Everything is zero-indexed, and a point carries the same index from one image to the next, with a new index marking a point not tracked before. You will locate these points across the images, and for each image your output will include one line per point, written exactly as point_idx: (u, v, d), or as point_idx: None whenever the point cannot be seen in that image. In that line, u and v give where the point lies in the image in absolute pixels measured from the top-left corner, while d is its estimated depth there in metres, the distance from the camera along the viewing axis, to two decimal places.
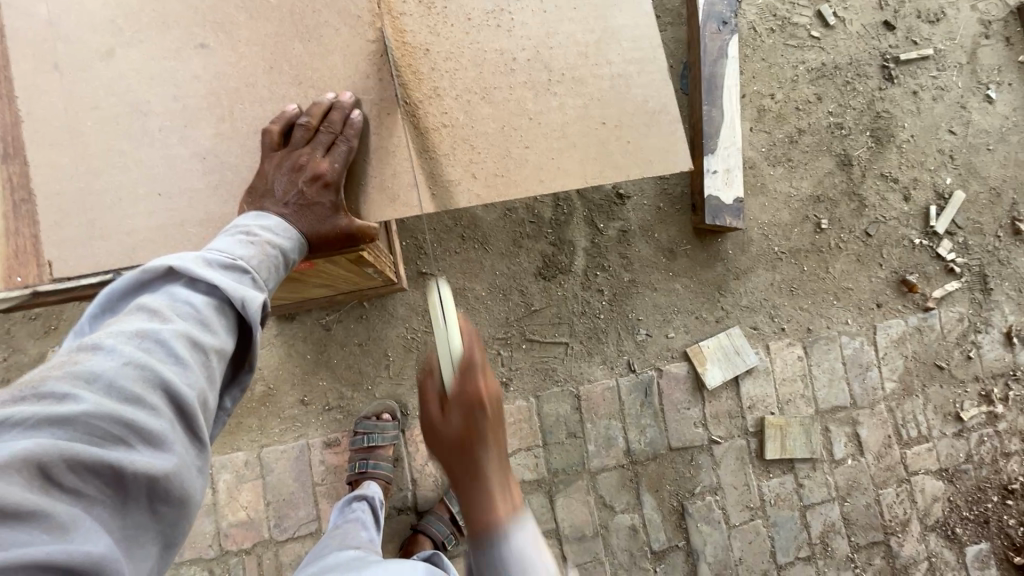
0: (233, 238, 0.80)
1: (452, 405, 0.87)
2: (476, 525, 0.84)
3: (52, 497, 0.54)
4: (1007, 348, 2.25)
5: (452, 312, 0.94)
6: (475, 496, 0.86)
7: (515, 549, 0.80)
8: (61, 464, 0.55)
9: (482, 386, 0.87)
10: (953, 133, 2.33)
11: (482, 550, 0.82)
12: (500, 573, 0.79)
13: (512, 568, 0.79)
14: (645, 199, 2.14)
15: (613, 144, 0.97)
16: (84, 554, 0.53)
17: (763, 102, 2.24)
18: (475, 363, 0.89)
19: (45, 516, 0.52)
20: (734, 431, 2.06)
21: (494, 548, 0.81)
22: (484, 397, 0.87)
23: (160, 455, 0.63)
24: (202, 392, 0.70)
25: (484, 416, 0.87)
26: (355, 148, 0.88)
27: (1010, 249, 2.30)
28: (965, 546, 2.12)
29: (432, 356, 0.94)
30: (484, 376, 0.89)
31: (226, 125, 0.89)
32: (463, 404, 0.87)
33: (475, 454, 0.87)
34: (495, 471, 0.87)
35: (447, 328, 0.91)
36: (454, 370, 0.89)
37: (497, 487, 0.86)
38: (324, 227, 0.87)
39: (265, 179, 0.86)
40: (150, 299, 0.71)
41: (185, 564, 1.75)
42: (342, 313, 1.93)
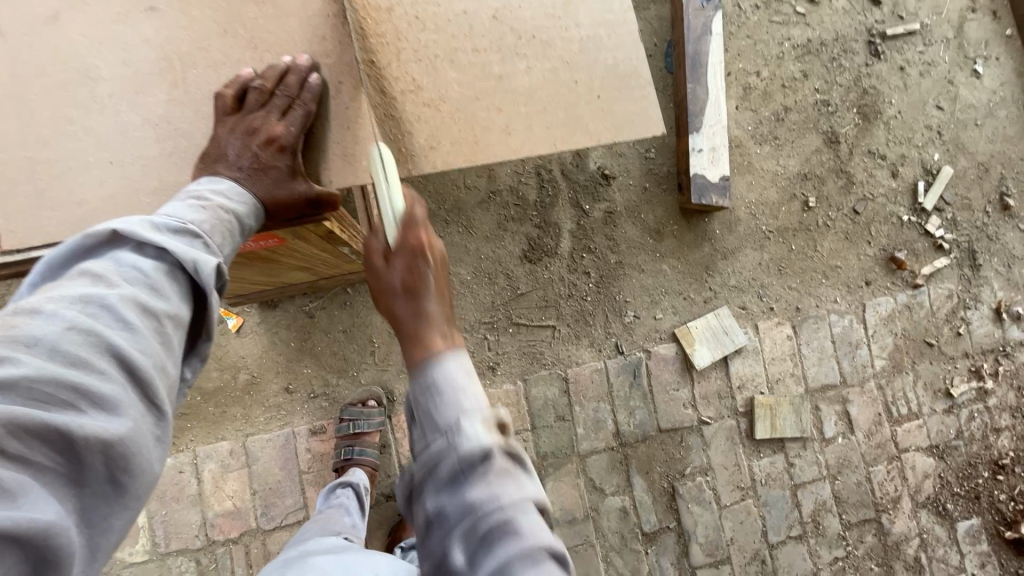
0: (182, 203, 0.78)
1: (394, 253, 0.80)
2: (410, 355, 0.75)
3: None
4: (996, 323, 2.25)
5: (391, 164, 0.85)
6: (410, 331, 0.77)
7: (444, 382, 0.71)
8: (3, 430, 0.53)
9: (423, 237, 0.80)
10: (941, 108, 2.31)
11: (414, 377, 0.73)
12: (432, 400, 0.71)
13: (446, 398, 0.71)
14: (631, 179, 2.11)
15: (583, 108, 0.95)
16: (29, 520, 0.51)
17: (749, 79, 2.22)
18: (416, 217, 0.81)
19: None
20: (723, 412, 2.05)
21: (426, 375, 0.73)
22: (425, 246, 0.80)
23: (114, 419, 0.61)
24: (158, 358, 0.68)
25: (427, 266, 0.79)
26: (312, 112, 0.86)
27: (999, 225, 2.29)
28: (957, 522, 2.13)
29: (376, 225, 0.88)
30: (427, 230, 0.82)
31: (179, 91, 0.87)
32: (405, 253, 0.79)
33: (416, 302, 0.78)
34: (438, 316, 0.78)
35: (387, 181, 0.84)
36: (394, 224, 0.82)
37: (436, 326, 0.77)
38: (280, 192, 0.86)
39: (218, 143, 0.84)
40: (94, 265, 0.69)
41: (171, 555, 1.73)
42: (326, 300, 1.91)
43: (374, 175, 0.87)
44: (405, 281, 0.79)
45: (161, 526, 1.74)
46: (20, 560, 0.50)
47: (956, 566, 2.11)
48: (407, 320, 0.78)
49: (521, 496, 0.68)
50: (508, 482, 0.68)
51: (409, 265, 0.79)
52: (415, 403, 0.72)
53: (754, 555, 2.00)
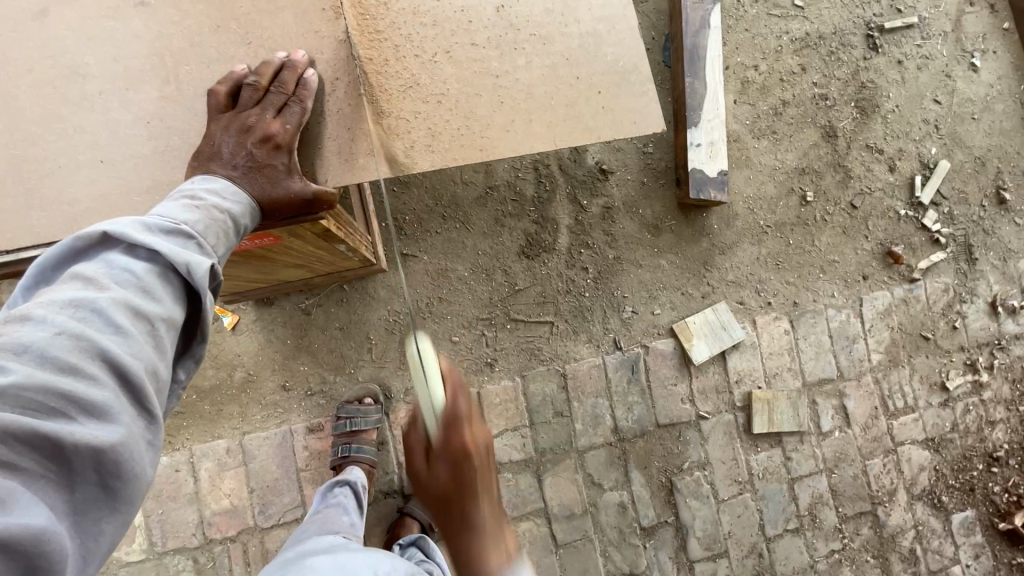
0: (176, 202, 0.76)
1: (440, 459, 0.95)
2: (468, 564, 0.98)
3: None
4: (991, 317, 2.26)
5: (430, 359, 1.01)
6: (466, 540, 0.98)
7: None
8: None
9: (468, 435, 0.95)
10: (938, 102, 2.31)
11: None
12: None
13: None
14: (629, 174, 2.10)
15: (583, 105, 0.94)
16: (19, 526, 0.50)
17: (747, 73, 2.20)
18: (458, 409, 0.96)
19: None
20: (721, 406, 2.06)
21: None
22: (470, 448, 0.95)
23: (104, 426, 0.60)
24: (151, 362, 0.67)
25: (471, 467, 0.95)
26: (308, 110, 0.84)
27: (995, 219, 2.30)
28: (951, 514, 2.14)
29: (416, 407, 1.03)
30: (469, 423, 0.97)
31: (171, 87, 0.85)
32: (450, 458, 0.95)
33: (463, 509, 0.97)
34: (489, 526, 0.99)
35: (429, 384, 0.98)
36: (438, 423, 0.96)
37: (490, 539, 0.98)
38: (277, 191, 0.83)
39: (212, 141, 0.82)
40: (85, 268, 0.67)
41: (168, 554, 1.72)
42: (322, 297, 1.89)
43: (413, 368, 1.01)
44: (451, 480, 0.95)
45: (158, 525, 1.73)
46: (11, 567, 0.49)
47: (951, 557, 2.13)
48: (460, 516, 0.97)
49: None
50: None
51: (455, 470, 0.95)
52: None
53: (752, 549, 2.01)
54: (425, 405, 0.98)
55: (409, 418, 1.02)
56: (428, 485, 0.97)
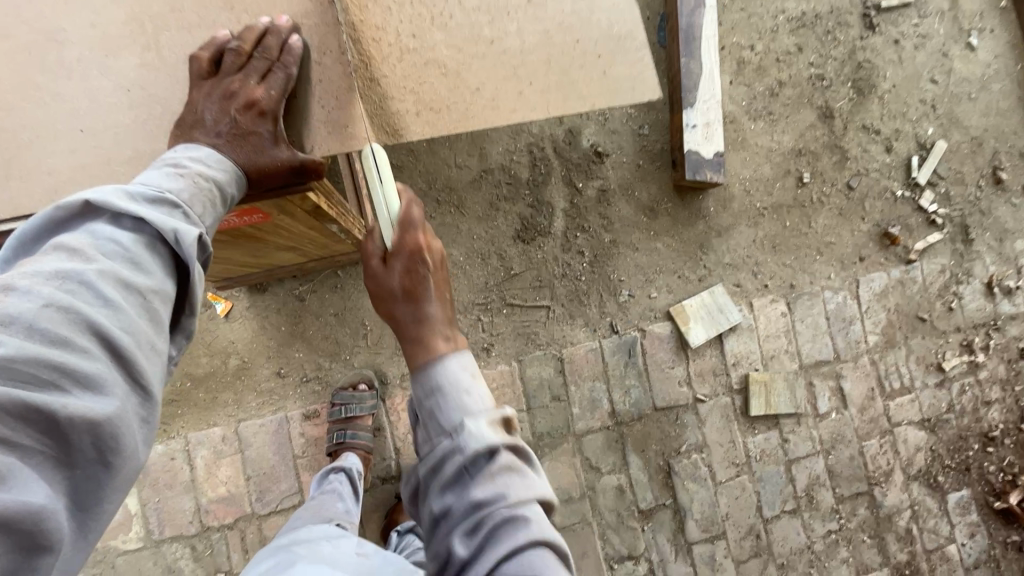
0: (159, 171, 0.74)
1: (394, 256, 0.90)
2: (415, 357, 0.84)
3: None
4: (987, 298, 2.26)
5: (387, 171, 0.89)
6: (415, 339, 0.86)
7: (449, 380, 0.80)
8: None
9: (422, 239, 0.91)
10: (935, 82, 2.29)
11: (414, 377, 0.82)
12: (431, 397, 0.79)
13: (443, 391, 0.79)
14: (624, 156, 2.08)
15: (576, 72, 0.92)
16: (21, 502, 0.51)
17: (743, 54, 2.18)
18: (413, 218, 0.91)
19: None
20: (719, 389, 2.05)
21: (424, 375, 0.82)
22: (424, 247, 0.90)
23: (99, 398, 0.58)
24: (144, 334, 0.65)
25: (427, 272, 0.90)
26: (293, 76, 0.83)
27: (991, 199, 2.29)
28: (947, 494, 2.16)
29: (373, 225, 0.98)
30: (423, 231, 0.93)
31: (152, 54, 0.82)
32: (404, 257, 0.90)
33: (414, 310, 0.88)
34: (436, 314, 0.88)
35: (383, 186, 0.89)
36: (393, 228, 0.92)
37: (438, 326, 0.87)
38: (263, 159, 0.81)
39: (195, 109, 0.80)
40: (69, 238, 0.65)
41: (166, 542, 1.71)
42: (316, 283, 1.88)
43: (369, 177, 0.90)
44: (407, 281, 0.90)
45: (155, 513, 1.72)
46: (9, 545, 0.49)
47: (946, 536, 2.14)
48: (408, 319, 0.88)
49: (523, 484, 0.76)
50: (511, 476, 0.75)
51: (408, 267, 0.90)
52: (418, 399, 0.81)
53: (749, 530, 2.01)
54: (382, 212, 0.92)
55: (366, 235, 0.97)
56: (381, 282, 0.91)
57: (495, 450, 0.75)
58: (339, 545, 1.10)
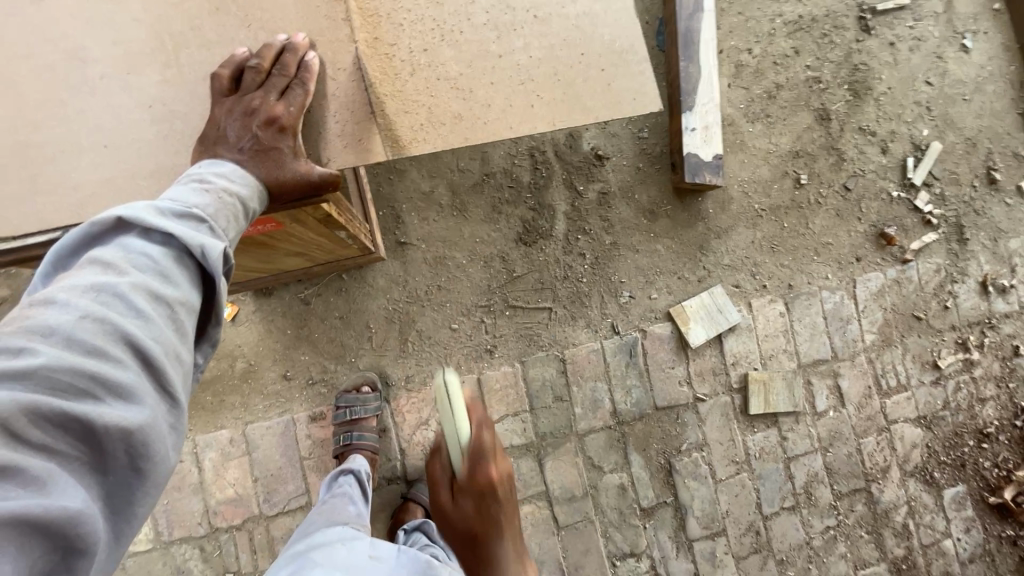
0: (186, 186, 0.76)
1: (464, 494, 1.22)
2: None
3: (22, 452, 0.52)
4: (982, 296, 2.29)
5: (456, 391, 1.18)
6: (488, 546, 1.26)
7: None
8: (23, 419, 0.53)
9: (491, 472, 1.19)
10: (930, 84, 2.32)
11: None
12: None
13: None
14: (624, 159, 2.11)
15: (580, 85, 0.94)
16: (61, 507, 0.52)
17: (741, 57, 2.21)
18: (484, 447, 1.20)
19: (18, 472, 0.51)
20: (719, 388, 2.08)
21: None
22: (492, 482, 1.20)
23: (131, 407, 0.61)
24: (172, 346, 0.67)
25: (494, 500, 1.23)
26: (310, 92, 0.85)
27: (985, 199, 2.32)
28: (943, 490, 2.19)
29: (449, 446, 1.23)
30: (493, 460, 1.22)
31: (173, 71, 0.85)
32: (472, 492, 1.22)
33: (490, 542, 1.25)
34: (508, 560, 1.26)
35: (454, 415, 1.18)
36: (464, 456, 1.20)
37: (508, 564, 1.26)
38: (283, 173, 0.83)
39: (217, 126, 0.82)
40: (102, 252, 0.67)
41: (175, 543, 1.74)
42: (322, 286, 1.90)
43: (441, 395, 1.18)
44: (477, 517, 1.24)
45: (164, 515, 1.74)
46: (47, 546, 0.51)
47: (942, 531, 2.18)
48: (486, 548, 1.26)
49: None
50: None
51: (478, 504, 1.23)
52: None
53: (749, 526, 2.05)
54: (452, 436, 1.20)
55: (436, 448, 1.29)
56: (459, 521, 1.24)
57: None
58: (354, 547, 1.13)
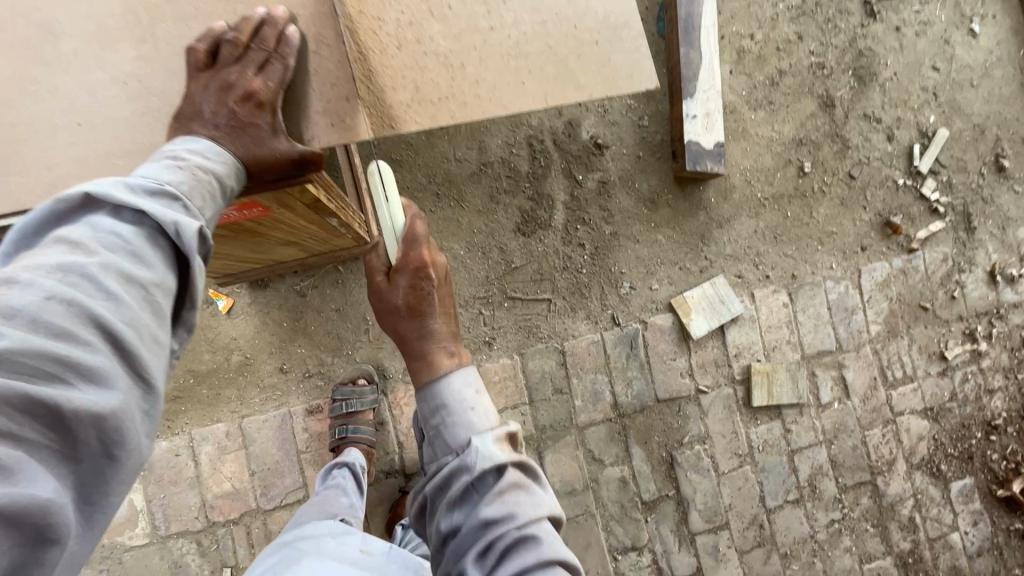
0: (159, 164, 0.73)
1: (398, 271, 0.96)
2: (419, 373, 0.93)
3: None
4: (990, 286, 2.25)
5: (391, 183, 0.96)
6: (418, 330, 0.96)
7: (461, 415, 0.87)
8: None
9: (424, 252, 0.96)
10: (937, 70, 2.28)
11: (421, 388, 0.92)
12: (436, 410, 0.89)
13: (448, 406, 0.88)
14: (624, 148, 2.07)
15: (574, 62, 0.91)
16: (28, 496, 0.51)
17: (743, 43, 2.17)
18: (417, 234, 0.98)
19: None
20: (721, 380, 2.05)
21: (432, 386, 0.90)
22: (426, 263, 0.96)
23: (103, 392, 0.59)
24: (147, 328, 0.65)
25: (430, 282, 0.96)
26: (290, 67, 0.82)
27: (993, 187, 2.28)
28: (950, 482, 2.16)
29: (380, 245, 1.01)
30: (428, 248, 0.98)
31: (149, 47, 0.82)
32: (409, 270, 0.96)
33: (422, 317, 0.96)
34: (443, 331, 0.97)
35: (389, 205, 0.97)
36: (398, 243, 0.98)
37: (441, 340, 0.95)
38: (261, 151, 0.81)
39: (193, 101, 0.80)
40: (70, 231, 0.65)
41: (172, 538, 1.72)
42: (317, 278, 1.88)
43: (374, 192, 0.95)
44: (412, 297, 0.96)
45: (161, 509, 1.73)
46: (16, 537, 0.50)
47: (949, 525, 2.15)
48: (413, 336, 0.96)
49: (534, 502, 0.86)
50: (520, 493, 0.85)
51: (412, 281, 0.96)
52: (426, 413, 0.90)
53: (753, 520, 2.02)
54: (387, 227, 0.98)
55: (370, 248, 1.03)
56: (388, 297, 0.97)
57: (503, 468, 0.85)
58: (345, 541, 1.11)
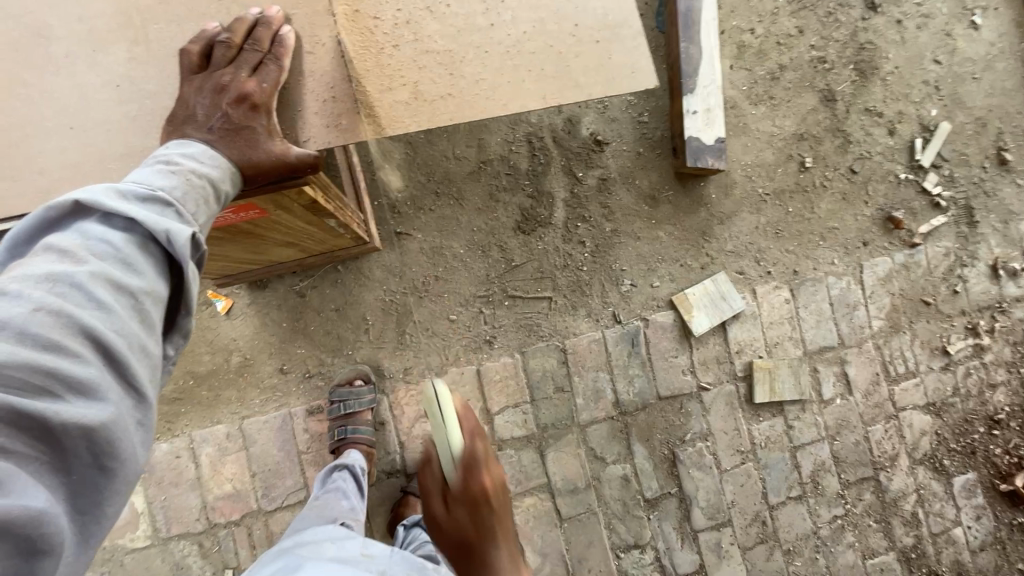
0: (151, 169, 0.72)
1: (456, 501, 1.15)
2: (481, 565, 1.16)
3: None
4: (992, 280, 2.24)
5: (445, 395, 1.17)
6: None
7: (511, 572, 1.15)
8: None
9: (485, 480, 1.13)
10: (938, 63, 2.26)
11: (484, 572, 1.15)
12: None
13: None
14: (624, 144, 2.06)
15: (572, 61, 0.90)
16: (20, 507, 0.49)
17: (743, 37, 2.15)
18: (474, 452, 1.15)
19: None
20: (723, 377, 2.05)
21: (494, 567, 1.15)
22: (485, 490, 1.13)
23: (92, 404, 0.57)
24: (137, 338, 0.64)
25: (489, 515, 1.15)
26: (285, 68, 0.81)
27: (995, 180, 2.27)
28: (953, 477, 2.15)
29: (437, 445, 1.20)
30: (484, 467, 1.15)
31: (141, 48, 0.81)
32: (465, 502, 1.14)
33: (488, 552, 1.16)
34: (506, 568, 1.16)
35: (445, 420, 1.15)
36: (457, 464, 1.14)
37: None
38: (256, 154, 0.78)
39: (186, 104, 0.78)
40: (60, 240, 0.64)
41: (173, 540, 1.72)
42: (316, 279, 1.87)
43: (430, 400, 1.17)
44: (472, 528, 1.15)
45: (162, 511, 1.72)
46: (9, 550, 0.48)
47: (952, 520, 2.14)
48: None
49: None
50: None
51: (471, 515, 1.15)
52: None
53: (755, 517, 2.02)
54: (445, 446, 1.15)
55: (427, 458, 1.23)
56: (449, 528, 1.16)
57: None
58: (344, 546, 1.12)
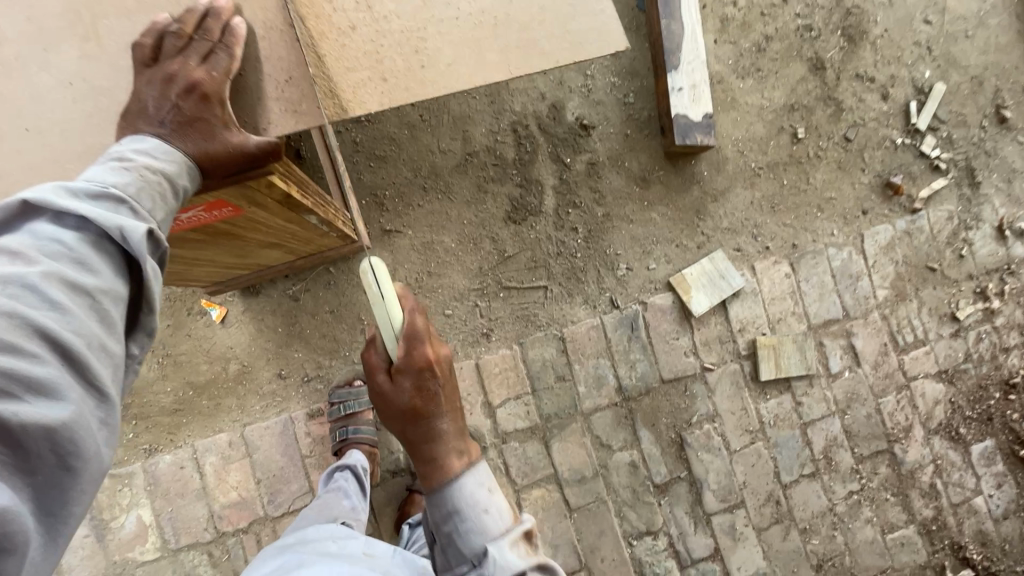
0: (103, 166, 0.72)
1: (402, 373, 1.05)
2: (432, 476, 1.03)
3: None
4: (999, 242, 2.19)
5: (385, 279, 1.04)
6: (429, 454, 1.06)
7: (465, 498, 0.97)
8: None
9: (429, 351, 1.06)
10: (929, 23, 2.21)
11: (436, 494, 1.01)
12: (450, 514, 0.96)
13: (462, 509, 0.96)
14: (611, 127, 2.03)
15: (537, 30, 0.90)
16: None
17: (726, 11, 2.11)
18: (417, 331, 1.06)
19: None
20: (726, 356, 2.01)
21: (444, 492, 1.00)
22: (430, 361, 1.06)
23: (52, 404, 0.58)
24: (96, 337, 0.64)
25: (431, 378, 1.07)
26: (236, 57, 0.80)
27: (996, 139, 2.21)
28: (971, 445, 2.11)
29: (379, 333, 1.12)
30: (428, 344, 1.07)
31: (92, 44, 0.80)
32: (410, 370, 1.05)
33: (428, 420, 1.08)
34: (451, 435, 1.08)
35: (385, 302, 1.04)
36: (400, 343, 1.05)
37: (453, 454, 1.05)
38: (212, 145, 0.78)
39: (139, 97, 0.78)
40: (10, 242, 0.63)
41: (183, 551, 1.72)
42: (309, 281, 1.86)
43: (372, 297, 1.03)
44: (417, 395, 1.06)
45: (169, 523, 1.72)
46: None
47: (972, 489, 2.09)
48: (431, 453, 1.06)
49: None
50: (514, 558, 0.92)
51: (417, 381, 1.06)
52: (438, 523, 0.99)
53: (769, 497, 1.98)
54: (384, 323, 1.05)
55: (371, 342, 1.12)
56: (387, 396, 1.07)
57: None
58: (346, 545, 1.11)
